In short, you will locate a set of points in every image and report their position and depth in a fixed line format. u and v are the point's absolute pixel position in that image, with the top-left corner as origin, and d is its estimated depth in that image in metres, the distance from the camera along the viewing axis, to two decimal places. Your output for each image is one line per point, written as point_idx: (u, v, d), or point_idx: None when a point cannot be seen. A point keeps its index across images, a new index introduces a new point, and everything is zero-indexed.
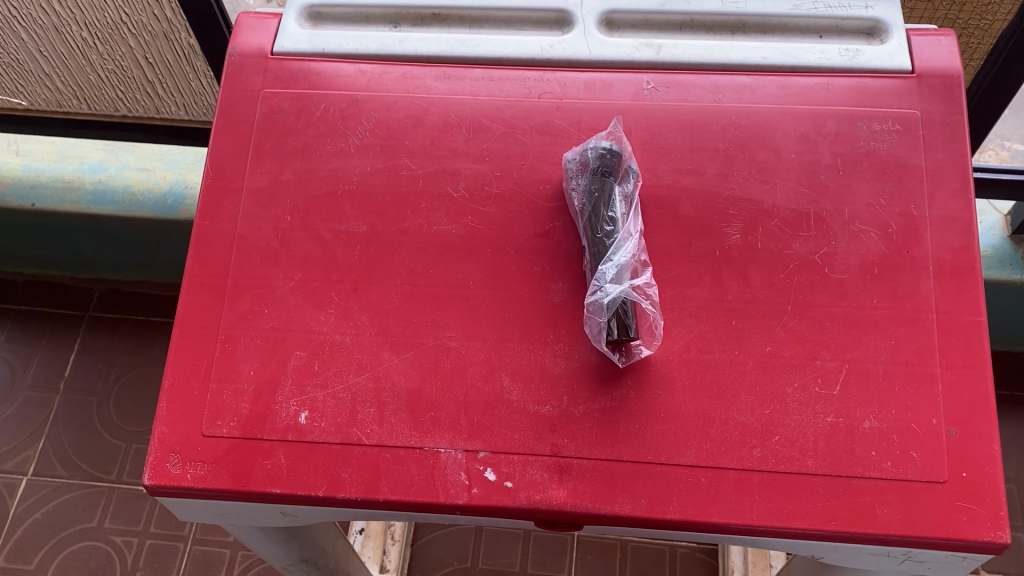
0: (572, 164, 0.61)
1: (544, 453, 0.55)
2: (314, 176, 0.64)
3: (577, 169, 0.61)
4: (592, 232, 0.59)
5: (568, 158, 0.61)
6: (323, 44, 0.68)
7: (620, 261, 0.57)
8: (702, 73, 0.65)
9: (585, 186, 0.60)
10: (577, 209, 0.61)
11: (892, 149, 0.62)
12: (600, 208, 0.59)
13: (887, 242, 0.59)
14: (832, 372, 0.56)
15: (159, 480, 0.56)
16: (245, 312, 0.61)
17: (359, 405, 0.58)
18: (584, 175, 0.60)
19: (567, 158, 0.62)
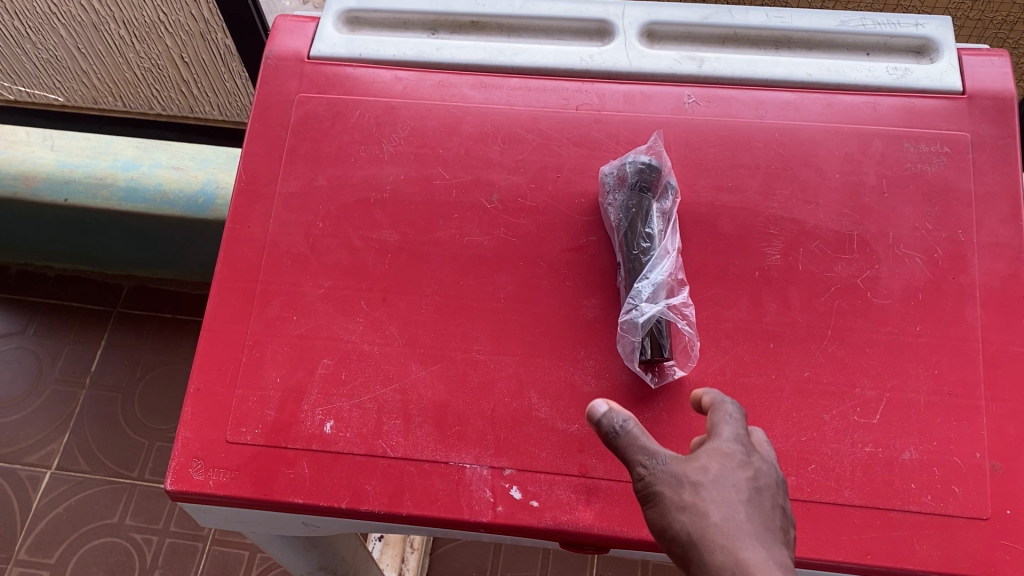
0: (610, 178, 0.60)
1: (572, 473, 0.54)
2: (348, 183, 0.64)
3: (614, 183, 0.59)
4: (626, 250, 0.57)
5: (605, 172, 0.60)
6: (361, 50, 0.68)
7: (656, 279, 0.56)
8: (744, 88, 0.64)
9: (619, 202, 0.59)
10: (611, 226, 0.59)
11: (940, 171, 0.60)
12: (637, 224, 0.57)
13: (932, 267, 0.58)
14: (871, 401, 0.55)
15: (181, 485, 0.55)
16: (274, 318, 0.60)
17: (385, 416, 0.57)
18: (621, 190, 0.59)
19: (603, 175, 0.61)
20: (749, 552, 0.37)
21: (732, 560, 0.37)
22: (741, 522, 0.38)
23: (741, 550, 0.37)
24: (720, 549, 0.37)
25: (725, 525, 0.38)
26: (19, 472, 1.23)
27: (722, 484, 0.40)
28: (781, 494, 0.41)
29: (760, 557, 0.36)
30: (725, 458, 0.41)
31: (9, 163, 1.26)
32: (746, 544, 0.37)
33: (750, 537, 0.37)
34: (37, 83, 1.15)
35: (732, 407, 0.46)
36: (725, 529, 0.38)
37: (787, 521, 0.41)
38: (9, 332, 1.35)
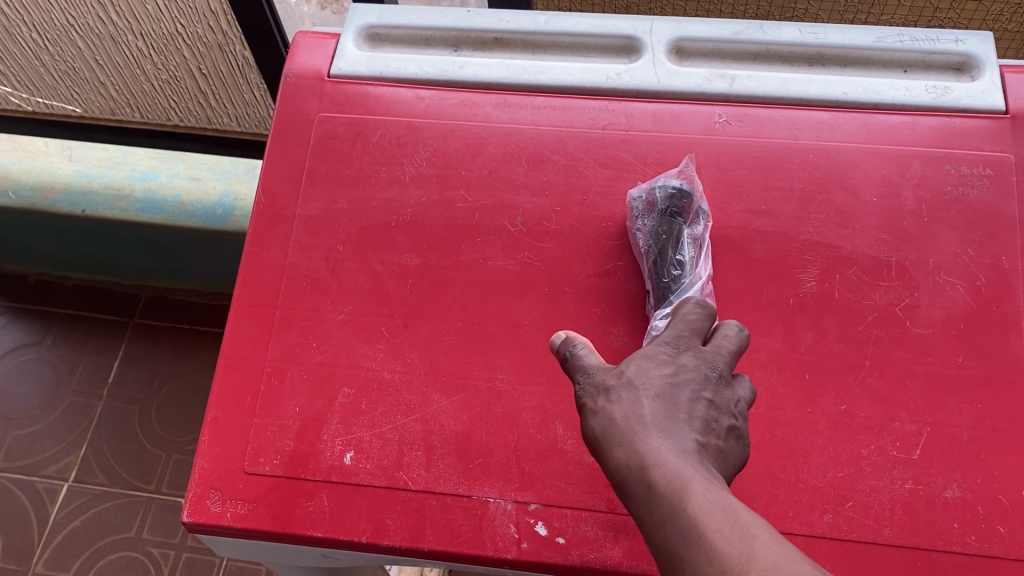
0: (638, 203, 0.58)
1: (600, 508, 0.53)
2: (368, 205, 0.62)
3: (643, 209, 0.58)
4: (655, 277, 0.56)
5: (634, 196, 0.58)
6: (382, 68, 0.66)
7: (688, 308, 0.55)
8: (777, 107, 0.62)
9: (646, 228, 0.57)
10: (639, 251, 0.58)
11: (982, 195, 0.58)
12: (667, 252, 0.56)
13: (974, 296, 0.55)
14: (911, 435, 0.53)
15: (198, 518, 0.54)
16: (293, 344, 0.59)
17: (406, 447, 0.55)
18: (651, 215, 0.57)
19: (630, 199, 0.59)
20: (644, 442, 0.40)
21: (627, 452, 0.41)
22: (640, 416, 0.42)
23: (637, 441, 0.41)
24: (620, 443, 0.41)
25: (627, 421, 0.42)
26: (36, 485, 1.23)
27: (633, 383, 0.44)
28: (707, 387, 0.44)
29: (651, 445, 0.40)
30: (643, 360, 0.45)
31: (28, 174, 1.25)
32: (641, 436, 0.41)
33: (648, 428, 0.41)
34: (55, 94, 1.14)
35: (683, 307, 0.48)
36: (626, 424, 0.42)
37: (713, 410, 0.43)
38: (27, 342, 1.35)
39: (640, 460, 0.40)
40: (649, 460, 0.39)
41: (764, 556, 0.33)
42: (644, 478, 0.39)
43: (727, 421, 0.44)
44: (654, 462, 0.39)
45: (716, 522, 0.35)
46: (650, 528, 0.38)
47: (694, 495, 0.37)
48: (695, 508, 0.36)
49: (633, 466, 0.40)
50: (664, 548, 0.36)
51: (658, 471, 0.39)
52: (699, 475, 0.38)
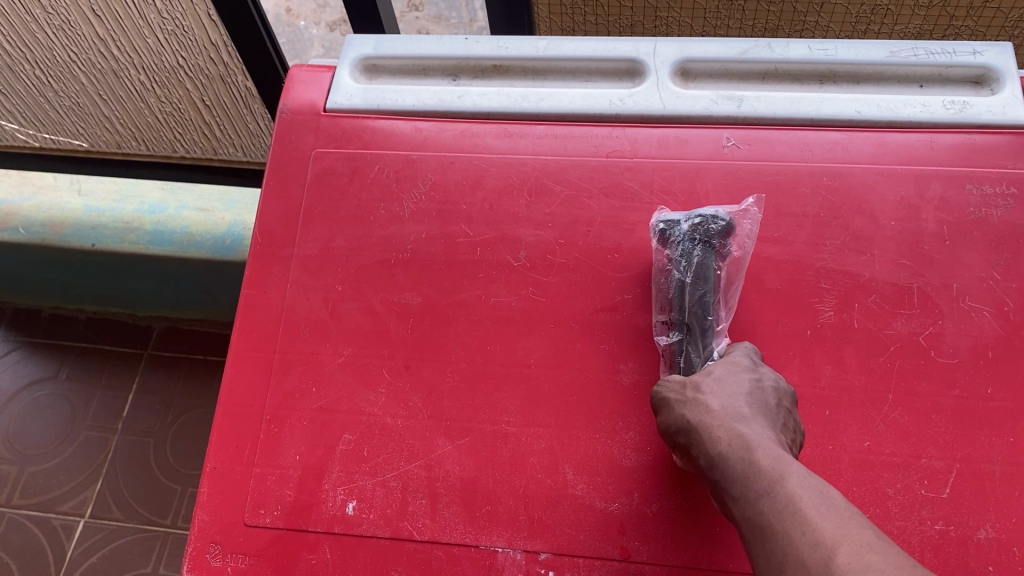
0: (670, 231, 0.56)
1: (613, 556, 0.51)
2: (367, 243, 0.60)
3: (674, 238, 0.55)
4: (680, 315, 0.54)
5: (666, 224, 0.56)
6: (378, 100, 0.64)
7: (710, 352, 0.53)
8: (787, 129, 0.59)
9: (680, 258, 0.54)
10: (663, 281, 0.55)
11: (1007, 216, 0.55)
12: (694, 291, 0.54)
13: (1002, 322, 0.53)
14: (940, 473, 0.50)
15: (198, 572, 0.53)
16: (292, 389, 0.57)
17: (410, 495, 0.53)
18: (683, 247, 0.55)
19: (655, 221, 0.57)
20: (740, 428, 0.45)
21: (724, 435, 0.45)
22: (737, 409, 0.46)
23: (736, 428, 0.45)
24: (717, 428, 0.46)
25: (723, 411, 0.46)
26: (52, 521, 1.22)
27: (727, 382, 0.48)
28: (787, 401, 0.48)
29: (750, 432, 0.45)
30: (729, 367, 0.50)
31: (38, 209, 1.27)
32: (738, 424, 0.45)
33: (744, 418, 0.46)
34: (61, 129, 1.13)
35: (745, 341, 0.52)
36: (723, 413, 0.46)
37: (790, 422, 0.48)
38: (41, 377, 1.34)
39: (742, 442, 0.44)
40: (747, 444, 0.44)
41: (856, 533, 0.38)
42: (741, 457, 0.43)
43: (799, 441, 0.48)
44: (753, 444, 0.44)
45: (815, 503, 0.39)
46: (747, 501, 0.42)
47: (791, 475, 0.41)
48: (794, 486, 0.41)
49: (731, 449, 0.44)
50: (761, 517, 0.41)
51: (757, 451, 0.43)
52: (794, 459, 0.42)
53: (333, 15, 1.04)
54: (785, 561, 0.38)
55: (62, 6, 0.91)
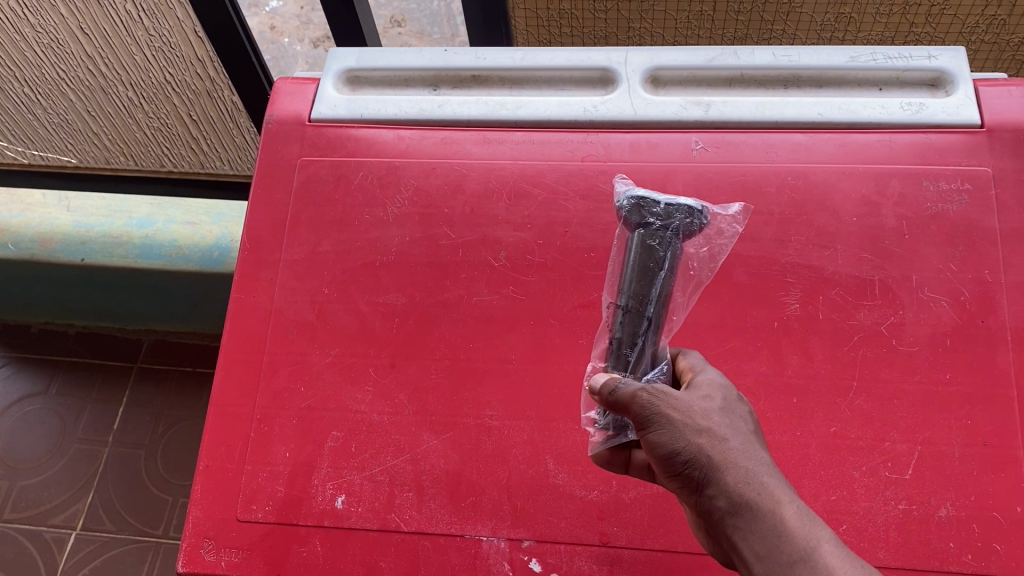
0: (650, 210, 0.50)
1: (593, 542, 0.53)
2: (352, 247, 0.62)
3: (651, 218, 0.49)
4: (643, 302, 0.49)
5: (644, 201, 0.50)
6: (361, 110, 0.66)
7: (659, 349, 0.50)
8: (754, 131, 0.62)
9: (659, 240, 0.49)
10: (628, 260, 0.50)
11: (962, 210, 0.58)
12: (661, 280, 0.49)
13: (960, 311, 0.55)
14: (903, 455, 0.52)
15: (193, 567, 0.54)
16: (281, 389, 0.59)
17: (397, 488, 0.55)
18: (660, 231, 0.49)
19: (630, 193, 0.51)
20: (765, 475, 0.40)
21: (749, 482, 0.39)
22: (753, 450, 0.41)
23: (758, 474, 0.39)
24: (739, 470, 0.39)
25: (742, 450, 0.40)
26: (44, 534, 1.23)
27: (731, 413, 0.42)
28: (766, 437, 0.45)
29: (773, 480, 0.40)
30: (730, 402, 0.43)
31: (27, 225, 1.29)
32: (763, 473, 0.40)
33: (761, 461, 0.40)
34: (49, 146, 1.15)
35: (713, 368, 0.46)
36: (742, 452, 0.40)
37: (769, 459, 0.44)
38: (31, 392, 1.35)
39: (769, 494, 0.39)
40: (780, 502, 0.38)
41: None
42: (774, 517, 0.38)
43: None
44: (785, 500, 0.39)
45: None
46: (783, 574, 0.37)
47: (839, 558, 0.37)
48: (846, 571, 0.36)
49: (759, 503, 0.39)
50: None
51: (786, 508, 0.38)
52: (834, 533, 0.38)
53: (316, 32, 1.11)
54: None
55: (50, 25, 0.93)
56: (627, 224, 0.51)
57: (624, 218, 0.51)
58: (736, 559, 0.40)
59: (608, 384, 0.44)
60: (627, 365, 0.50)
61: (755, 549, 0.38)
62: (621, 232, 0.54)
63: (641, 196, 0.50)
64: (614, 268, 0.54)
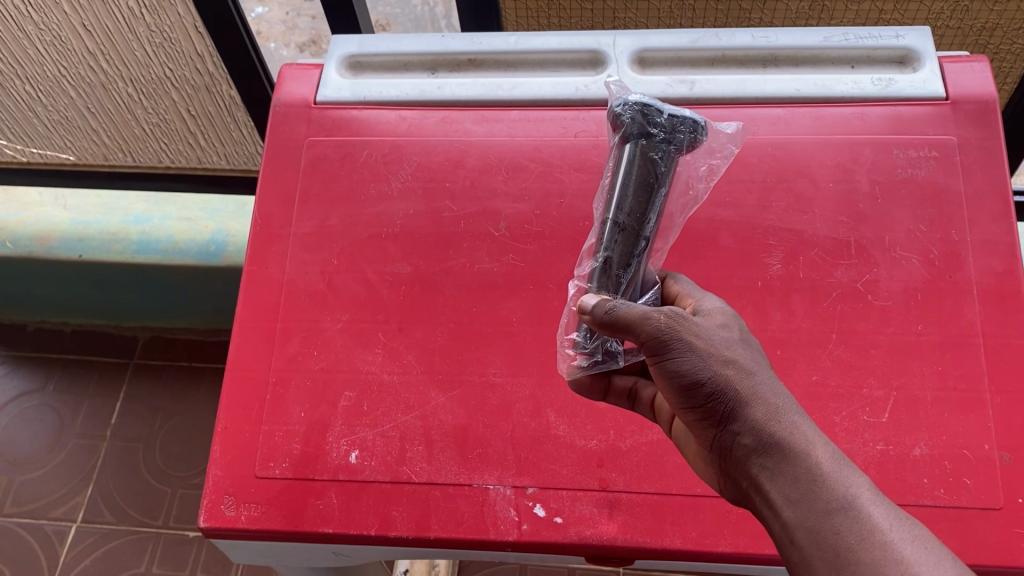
0: (655, 122, 0.51)
1: (593, 488, 0.56)
2: (358, 221, 0.66)
3: (655, 131, 0.51)
4: (639, 219, 0.51)
5: (650, 111, 0.51)
6: (364, 92, 0.70)
7: (648, 272, 0.54)
8: (736, 106, 0.66)
9: (660, 155, 0.51)
10: (624, 173, 0.51)
11: (930, 175, 0.62)
12: (658, 195, 0.51)
13: (929, 267, 0.59)
14: (879, 400, 0.56)
15: (215, 522, 0.57)
16: (295, 354, 0.62)
17: (408, 443, 0.58)
18: (662, 145, 0.51)
19: (631, 100, 0.52)
20: (791, 414, 0.44)
21: (776, 418, 0.43)
22: (777, 389, 0.45)
23: (785, 412, 0.43)
24: (766, 407, 0.43)
25: (768, 388, 0.44)
26: (45, 527, 1.25)
27: (753, 351, 0.46)
28: None
29: (797, 418, 0.43)
30: (747, 338, 0.47)
31: (24, 224, 1.31)
32: (789, 411, 0.44)
33: (785, 398, 0.44)
34: (48, 143, 1.17)
35: (712, 296, 0.51)
36: (769, 391, 0.44)
37: None
38: (28, 389, 1.37)
39: (797, 431, 0.43)
40: (809, 442, 0.43)
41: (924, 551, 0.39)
42: (806, 457, 0.42)
43: None
44: (811, 438, 0.43)
45: (884, 513, 0.40)
46: (815, 510, 0.41)
47: (860, 486, 0.41)
48: (867, 498, 0.40)
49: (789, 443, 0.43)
50: (835, 536, 0.40)
51: (812, 444, 0.42)
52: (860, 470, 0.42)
53: (302, 37, 1.16)
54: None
55: (53, 22, 0.96)
56: (623, 132, 0.52)
57: (621, 126, 0.52)
58: (757, 491, 0.44)
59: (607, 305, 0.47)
60: (618, 285, 0.51)
61: (784, 485, 0.42)
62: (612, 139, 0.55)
63: (642, 104, 0.51)
64: (605, 179, 0.56)
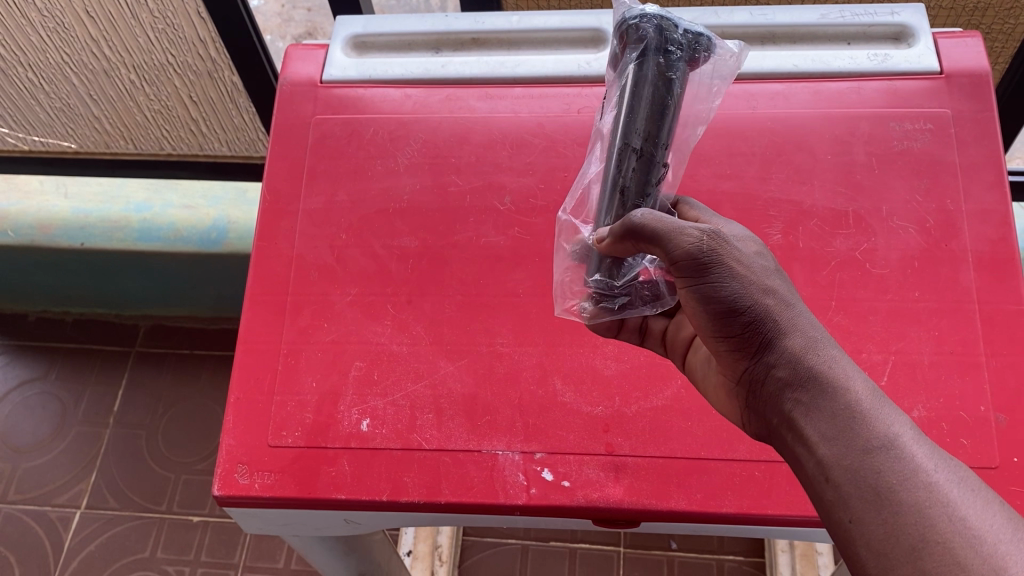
0: (671, 37, 0.49)
1: (600, 452, 0.57)
2: (366, 196, 0.67)
3: (671, 45, 0.49)
4: (655, 141, 0.50)
5: (665, 26, 0.49)
6: (370, 71, 0.72)
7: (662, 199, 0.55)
8: (735, 82, 0.68)
9: (676, 72, 0.49)
10: (636, 91, 0.50)
11: (925, 147, 0.64)
12: (673, 114, 0.50)
13: (925, 236, 0.61)
14: (879, 364, 0.57)
15: (229, 490, 0.58)
16: (306, 326, 0.63)
17: (417, 411, 0.59)
18: (679, 60, 0.49)
19: (647, 15, 0.50)
20: (829, 349, 0.44)
21: (813, 350, 0.44)
22: (816, 327, 0.45)
23: (823, 348, 0.44)
24: (804, 340, 0.45)
25: (806, 324, 0.45)
26: (49, 514, 1.26)
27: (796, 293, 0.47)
28: None
29: (835, 354, 0.44)
30: (789, 280, 0.48)
31: (25, 213, 1.32)
32: (827, 346, 0.44)
33: (824, 336, 0.45)
34: (50, 131, 1.18)
35: (734, 223, 0.51)
36: (808, 327, 0.45)
37: None
38: (31, 377, 1.38)
39: (834, 364, 0.43)
40: (846, 377, 0.43)
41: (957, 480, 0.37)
42: (841, 389, 0.42)
43: None
44: (850, 372, 0.43)
45: (918, 443, 0.39)
46: (853, 446, 0.40)
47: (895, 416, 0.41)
48: (900, 427, 0.40)
49: (826, 377, 0.43)
50: (874, 473, 0.39)
51: (849, 376, 0.43)
52: (901, 412, 0.41)
53: (298, 29, 1.18)
54: (885, 498, 0.38)
55: (56, 9, 0.96)
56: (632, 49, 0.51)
57: (630, 41, 0.50)
58: (789, 425, 0.44)
59: (638, 216, 0.48)
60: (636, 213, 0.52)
61: (821, 421, 0.42)
62: (615, 55, 0.53)
63: (657, 19, 0.50)
64: (609, 99, 0.54)
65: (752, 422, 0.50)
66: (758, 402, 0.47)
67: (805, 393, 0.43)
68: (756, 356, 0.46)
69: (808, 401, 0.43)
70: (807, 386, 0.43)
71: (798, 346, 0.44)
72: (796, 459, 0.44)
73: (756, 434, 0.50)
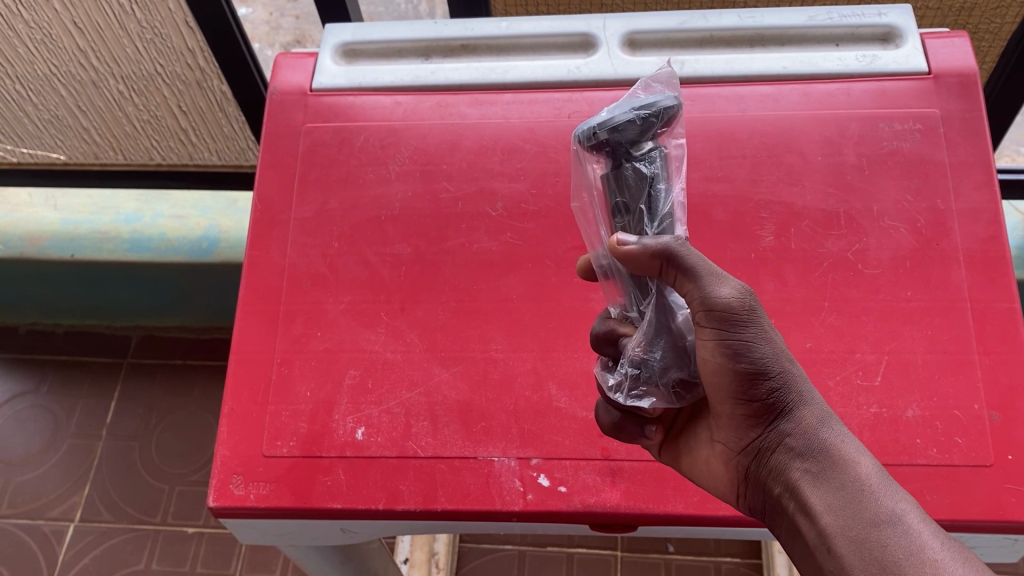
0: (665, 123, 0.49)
1: (597, 456, 0.57)
2: (358, 204, 0.67)
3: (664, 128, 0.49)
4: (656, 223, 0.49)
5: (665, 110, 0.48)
6: (360, 78, 0.72)
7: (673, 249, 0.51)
8: (726, 85, 0.68)
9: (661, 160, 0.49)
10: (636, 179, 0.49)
11: (914, 147, 0.64)
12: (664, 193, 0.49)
13: (917, 236, 0.61)
14: (872, 364, 0.57)
15: (223, 501, 0.57)
16: (299, 335, 0.63)
17: (412, 419, 0.59)
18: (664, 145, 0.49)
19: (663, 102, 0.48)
20: (837, 427, 0.46)
21: (826, 427, 0.46)
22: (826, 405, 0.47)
23: (832, 424, 0.47)
24: (817, 417, 0.47)
25: (818, 401, 0.47)
26: (42, 528, 1.25)
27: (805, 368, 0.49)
28: None
29: (842, 432, 0.46)
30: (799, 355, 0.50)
31: (14, 225, 1.33)
32: (836, 423, 0.47)
33: (831, 413, 0.47)
34: (38, 143, 1.17)
35: None
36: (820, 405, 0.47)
37: None
38: (22, 391, 1.37)
39: (845, 443, 0.46)
40: (853, 454, 0.45)
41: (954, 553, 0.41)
42: (851, 466, 0.45)
43: None
44: (856, 450, 0.46)
45: (919, 522, 0.42)
46: (861, 521, 0.43)
47: (900, 494, 0.43)
48: (904, 504, 0.43)
49: (835, 453, 0.45)
50: (882, 549, 0.41)
51: (855, 455, 0.45)
52: (905, 492, 0.44)
53: (286, 37, 1.17)
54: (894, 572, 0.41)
55: (43, 20, 0.96)
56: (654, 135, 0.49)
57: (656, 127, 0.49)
58: (793, 495, 0.46)
59: (681, 242, 0.46)
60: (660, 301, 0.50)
61: (830, 492, 0.44)
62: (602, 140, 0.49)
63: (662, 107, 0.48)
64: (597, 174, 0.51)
65: (745, 494, 0.50)
66: (760, 470, 0.48)
67: (812, 464, 0.46)
68: (768, 425, 0.47)
69: (815, 473, 0.45)
70: (816, 459, 0.46)
71: (812, 422, 0.46)
72: (797, 526, 0.46)
73: (747, 505, 0.51)
